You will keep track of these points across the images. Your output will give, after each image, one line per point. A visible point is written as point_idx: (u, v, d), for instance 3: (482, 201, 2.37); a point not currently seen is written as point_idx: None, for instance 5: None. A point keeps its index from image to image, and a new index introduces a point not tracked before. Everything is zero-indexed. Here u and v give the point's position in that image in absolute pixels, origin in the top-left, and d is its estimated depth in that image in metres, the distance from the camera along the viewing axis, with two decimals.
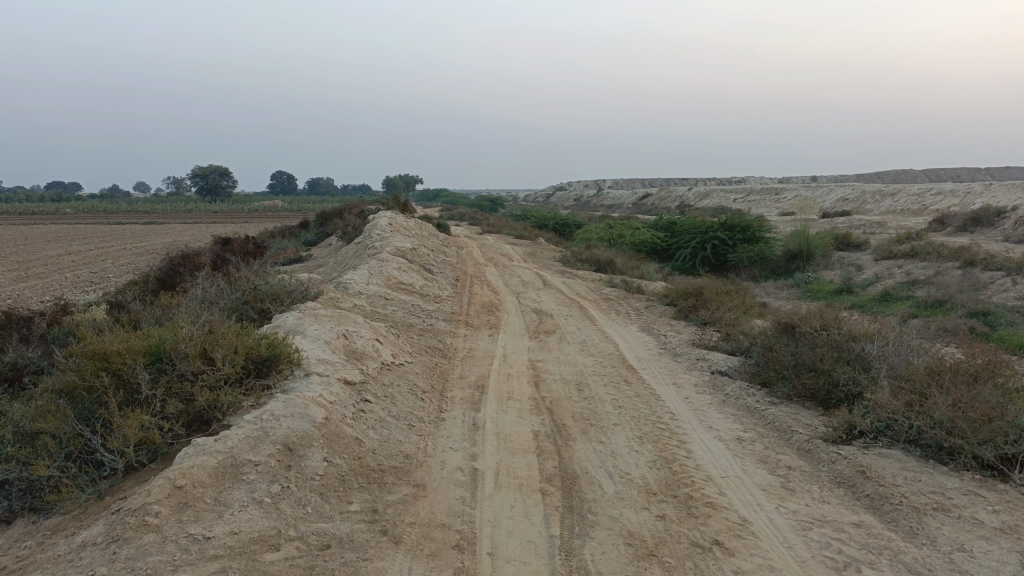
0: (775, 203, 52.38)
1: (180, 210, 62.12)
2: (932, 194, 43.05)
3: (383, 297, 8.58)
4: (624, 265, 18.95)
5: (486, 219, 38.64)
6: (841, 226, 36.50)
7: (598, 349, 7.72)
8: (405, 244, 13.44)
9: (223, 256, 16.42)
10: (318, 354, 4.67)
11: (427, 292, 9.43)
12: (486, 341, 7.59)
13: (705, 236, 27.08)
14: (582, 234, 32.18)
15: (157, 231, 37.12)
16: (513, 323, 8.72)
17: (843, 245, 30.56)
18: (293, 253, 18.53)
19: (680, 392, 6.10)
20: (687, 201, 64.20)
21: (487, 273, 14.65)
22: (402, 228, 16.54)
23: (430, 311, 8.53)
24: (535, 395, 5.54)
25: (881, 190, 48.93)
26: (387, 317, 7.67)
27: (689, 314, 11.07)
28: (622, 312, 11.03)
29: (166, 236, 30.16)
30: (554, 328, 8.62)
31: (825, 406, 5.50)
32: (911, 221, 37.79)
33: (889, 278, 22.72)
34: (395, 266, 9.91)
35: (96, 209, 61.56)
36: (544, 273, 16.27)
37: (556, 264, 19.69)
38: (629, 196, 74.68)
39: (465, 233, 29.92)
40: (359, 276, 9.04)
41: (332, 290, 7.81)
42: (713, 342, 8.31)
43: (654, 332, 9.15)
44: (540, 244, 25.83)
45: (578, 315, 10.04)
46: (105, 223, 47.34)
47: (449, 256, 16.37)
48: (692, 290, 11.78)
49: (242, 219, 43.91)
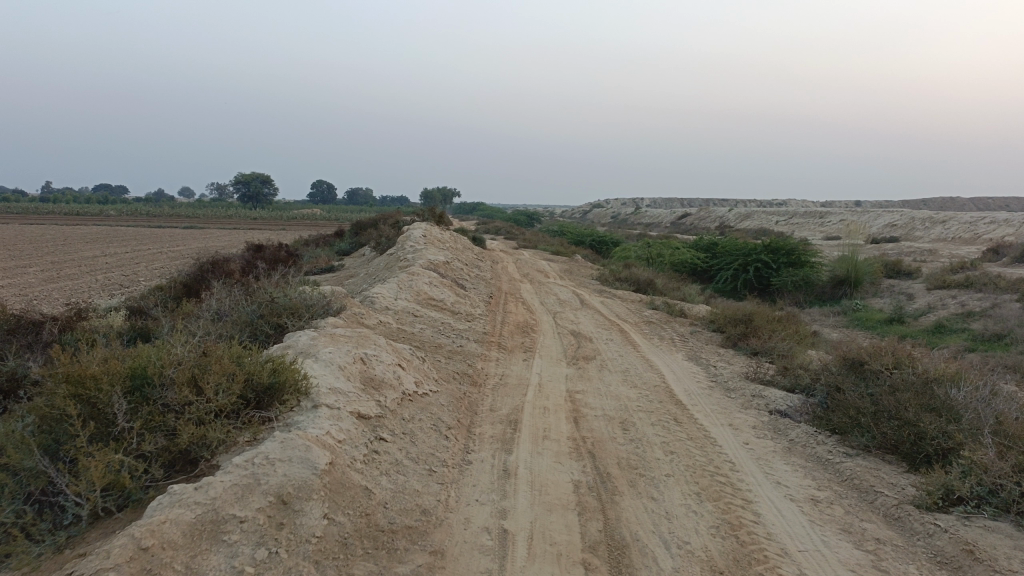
0: (818, 227, 51.07)
1: (220, 215, 62.70)
2: (984, 222, 41.47)
3: (411, 314, 8.02)
4: (664, 286, 18.22)
5: (522, 234, 38.12)
6: (889, 253, 35.21)
7: (642, 379, 7.04)
8: (438, 258, 12.91)
9: (253, 264, 16.05)
10: (330, 382, 4.08)
11: (458, 310, 8.86)
12: (520, 366, 6.98)
13: (748, 258, 26.18)
14: (619, 252, 31.47)
15: (195, 235, 37.28)
16: (550, 347, 8.09)
17: (891, 273, 29.35)
18: (325, 263, 18.13)
19: (738, 437, 5.40)
20: (727, 222, 62.97)
21: (522, 290, 14.05)
22: (436, 240, 16.03)
23: (462, 330, 7.94)
24: (574, 434, 4.88)
25: (930, 216, 47.37)
26: (414, 337, 7.09)
27: (737, 342, 10.33)
28: (665, 337, 10.33)
29: (201, 241, 30.14)
30: (593, 354, 7.96)
31: (910, 463, 4.77)
32: (962, 249, 36.37)
33: (943, 309, 21.61)
34: (426, 280, 9.35)
35: (139, 212, 62.46)
36: (581, 292, 15.62)
37: (593, 283, 19.02)
38: (668, 215, 73.70)
39: (500, 247, 29.39)
40: (388, 291, 8.49)
41: (356, 304, 7.26)
42: (769, 376, 7.57)
43: (702, 362, 8.45)
44: (576, 261, 25.17)
45: (618, 339, 9.36)
46: (146, 226, 47.82)
47: (484, 271, 15.81)
48: (740, 317, 11.04)
49: (279, 227, 44.07)
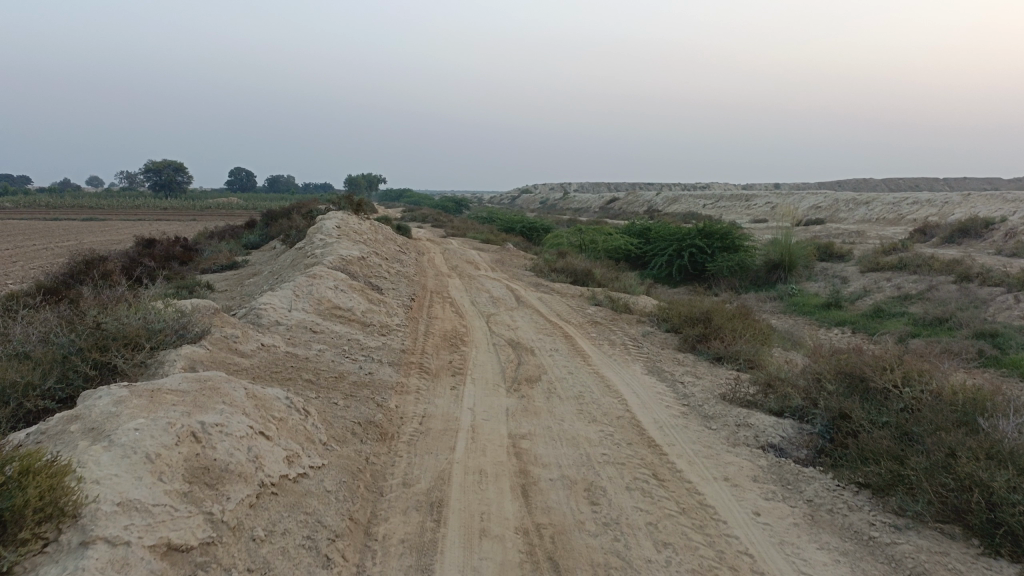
0: (746, 210, 51.00)
1: (128, 205, 58.84)
2: (907, 203, 41.85)
3: (310, 330, 6.36)
4: (602, 277, 16.91)
5: (450, 221, 36.42)
6: (818, 235, 34.92)
7: (601, 410, 5.57)
8: (351, 253, 11.20)
9: (140, 264, 13.99)
10: (120, 490, 2.44)
11: (371, 320, 7.24)
12: (447, 398, 5.44)
13: (683, 243, 25.18)
14: (551, 239, 30.17)
15: (93, 227, 34.23)
16: (484, 367, 6.55)
17: (824, 256, 28.90)
18: (226, 259, 16.13)
19: (744, 502, 3.97)
20: (655, 205, 62.60)
21: (450, 287, 12.48)
22: (352, 232, 14.25)
23: (374, 350, 6.32)
24: (525, 523, 3.36)
25: (853, 198, 47.77)
26: (308, 364, 5.43)
27: (697, 346, 9.02)
28: (614, 341, 8.95)
29: (96, 234, 27.42)
30: (538, 374, 6.46)
31: (986, 542, 3.44)
32: (889, 230, 36.43)
33: (879, 292, 21.00)
34: (331, 283, 7.67)
35: (38, 203, 57.95)
36: (515, 286, 14.14)
37: (527, 275, 17.55)
38: (595, 200, 73.03)
39: (426, 236, 27.71)
40: (280, 301, 6.79)
41: (231, 324, 5.56)
42: (750, 396, 6.22)
43: (665, 376, 7.06)
44: (507, 251, 23.67)
45: (564, 349, 7.88)
46: (40, 218, 44.12)
47: (406, 265, 14.17)
48: (697, 315, 9.72)
49: (190, 218, 41.22)
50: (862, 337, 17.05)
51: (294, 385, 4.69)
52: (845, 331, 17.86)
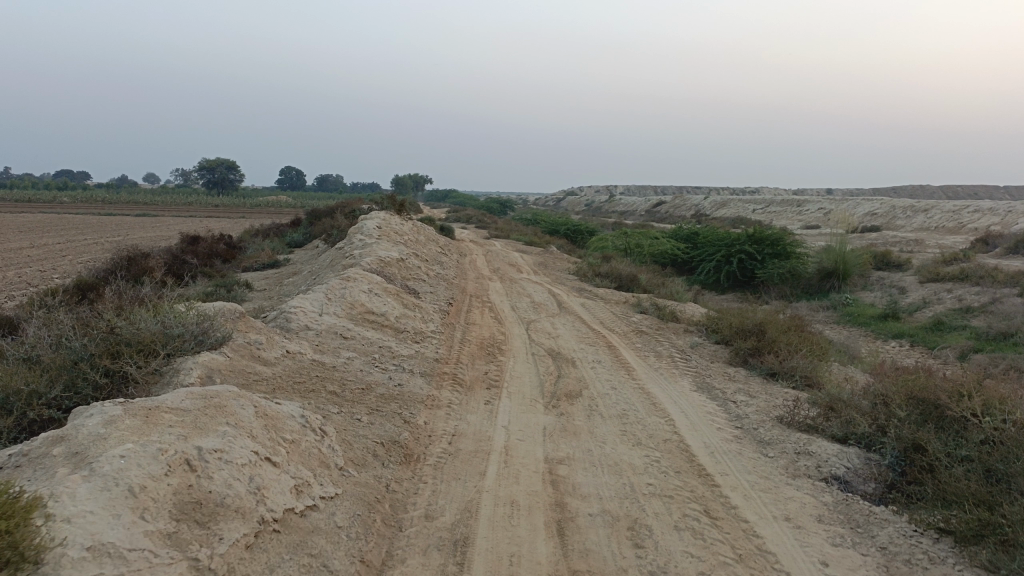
0: (797, 215, 49.68)
1: (181, 202, 60.04)
2: (968, 211, 40.22)
3: (340, 338, 6.06)
4: (648, 282, 16.40)
5: (494, 223, 36.15)
6: (873, 243, 33.70)
7: (646, 431, 5.14)
8: (390, 254, 10.93)
9: (182, 261, 13.97)
10: (94, 530, 2.12)
11: (405, 326, 6.92)
12: (481, 414, 5.08)
13: (731, 248, 24.44)
14: (596, 242, 29.67)
15: (145, 223, 34.85)
16: (522, 379, 6.16)
17: (880, 265, 27.81)
18: (267, 257, 16.06)
19: (809, 549, 3.53)
20: (703, 209, 61.48)
21: (490, 291, 12.14)
22: (393, 232, 14.02)
23: (406, 359, 5.98)
24: (559, 569, 2.97)
25: (911, 205, 46.14)
26: (335, 373, 5.12)
27: (749, 360, 8.51)
28: (661, 353, 8.49)
29: (146, 230, 27.78)
30: (579, 389, 6.05)
31: None
32: (949, 239, 35.03)
33: (939, 304, 20.00)
34: (366, 286, 7.37)
35: (95, 199, 59.51)
36: (557, 291, 13.74)
37: (570, 279, 17.10)
38: (641, 203, 72.11)
39: (470, 237, 27.47)
40: (311, 305, 6.50)
41: (256, 330, 5.27)
42: (810, 420, 5.73)
43: (716, 393, 6.59)
44: (551, 253, 23.25)
45: (607, 361, 7.45)
46: (96, 214, 45.19)
47: (447, 267, 13.89)
48: (749, 327, 9.19)
49: (239, 215, 41.75)
50: (921, 351, 16.21)
51: (317, 398, 4.38)
52: (902, 344, 17.02)
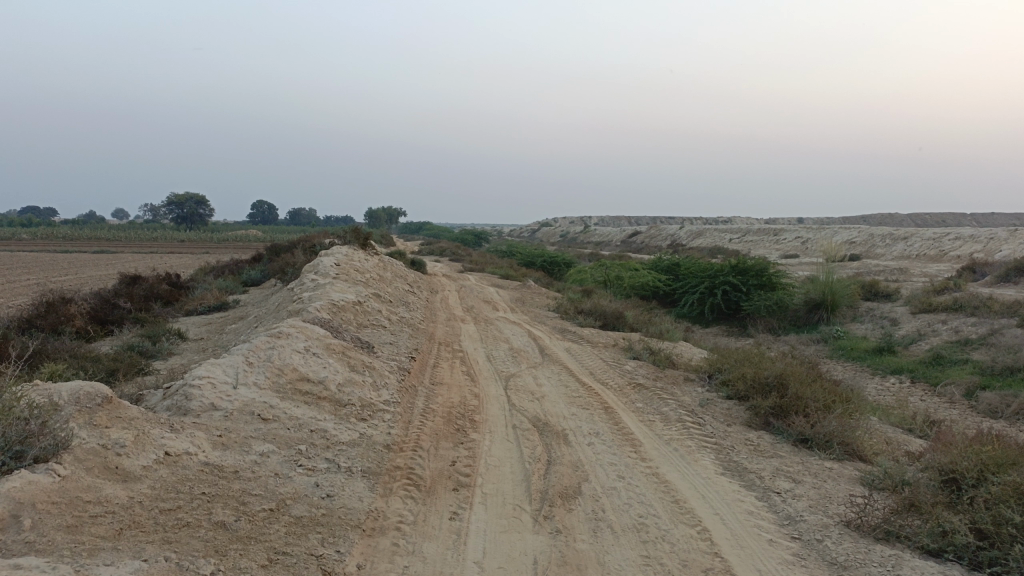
0: (776, 244, 48.90)
1: (144, 237, 57.96)
2: (949, 238, 39.52)
3: (255, 423, 4.52)
4: (634, 321, 15.00)
5: (470, 255, 34.72)
6: (858, 272, 32.69)
7: (678, 556, 3.66)
8: (345, 297, 9.41)
9: (112, 306, 12.30)
10: None
11: (350, 393, 5.40)
12: (443, 540, 3.55)
13: (715, 280, 23.21)
14: (575, 275, 28.38)
15: (101, 261, 32.94)
16: (503, 470, 4.65)
17: (869, 295, 26.67)
18: (214, 297, 14.42)
19: None
20: (679, 239, 60.69)
21: (462, 336, 10.66)
22: (352, 269, 12.53)
23: (348, 448, 4.47)
24: None
25: (890, 233, 45.46)
26: (234, 484, 3.58)
27: (772, 423, 7.07)
28: (665, 414, 7.05)
29: (93, 268, 25.94)
30: (576, 483, 4.56)
31: None
32: (933, 268, 34.15)
33: (935, 335, 18.73)
34: (301, 342, 5.85)
35: (56, 235, 57.38)
36: (537, 333, 12.29)
37: (550, 317, 15.67)
38: (617, 233, 71.19)
39: (444, 271, 25.99)
40: (222, 376, 4.95)
41: (122, 424, 3.73)
42: (887, 523, 4.27)
43: (751, 477, 5.12)
44: (528, 288, 21.85)
45: (607, 432, 5.96)
46: (54, 251, 42.93)
47: (413, 308, 12.40)
48: (768, 379, 7.75)
49: (202, 251, 39.84)
50: (923, 389, 14.91)
51: (187, 553, 2.87)
52: (902, 381, 15.75)
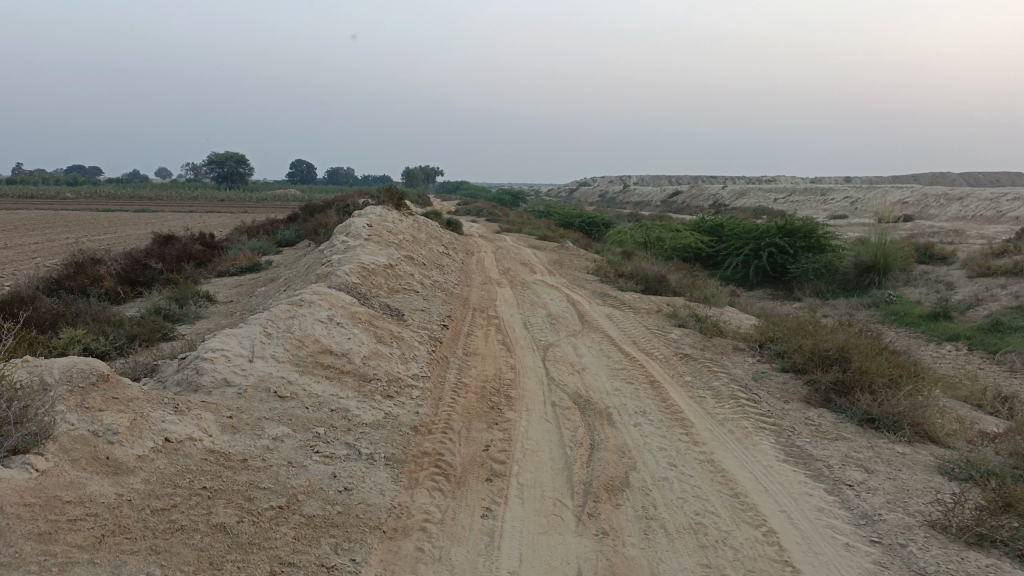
0: (822, 204, 47.38)
1: (186, 197, 58.45)
2: (1008, 199, 37.71)
3: (270, 402, 4.13)
4: (677, 285, 14.40)
5: (507, 215, 34.17)
6: (910, 235, 31.36)
7: (742, 566, 3.19)
8: (376, 260, 9.00)
9: (143, 267, 12.09)
10: None
11: (375, 367, 4.97)
12: (473, 545, 3.12)
13: (760, 241, 22.36)
14: (615, 236, 27.72)
15: (142, 220, 33.14)
16: (542, 456, 4.21)
17: (923, 258, 25.53)
18: (247, 258, 14.17)
19: None
20: (721, 199, 59.23)
21: (498, 300, 10.22)
22: (386, 231, 12.12)
23: (371, 431, 4.06)
24: None
25: (945, 193, 43.63)
26: (240, 476, 3.19)
27: (833, 401, 6.52)
28: (716, 389, 6.53)
29: (133, 228, 26.01)
30: (623, 473, 4.09)
31: None
32: (990, 229, 32.63)
33: (994, 300, 17.75)
34: (325, 311, 5.43)
35: (100, 194, 58.14)
36: (576, 297, 11.80)
37: (590, 280, 15.15)
38: (657, 193, 69.81)
39: (481, 232, 25.53)
40: (237, 348, 4.56)
41: (117, 407, 3.34)
42: (981, 527, 3.73)
43: (817, 466, 4.60)
44: (567, 249, 21.30)
45: (654, 410, 5.47)
46: (97, 210, 43.41)
47: (448, 271, 11.98)
48: (828, 353, 7.17)
49: (242, 211, 39.98)
50: (981, 357, 14.09)
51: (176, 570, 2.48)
52: (959, 348, 14.93)
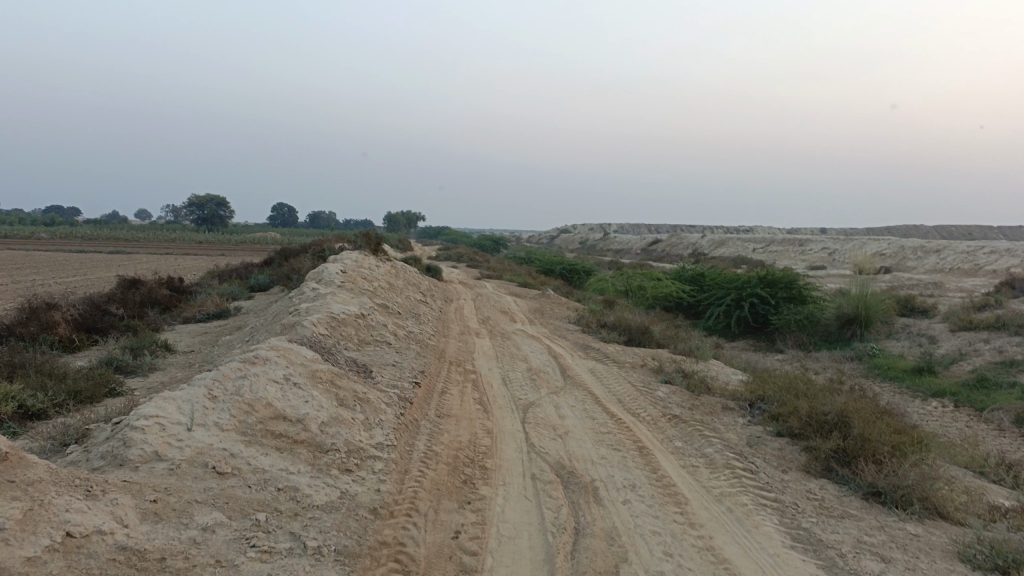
0: (801, 255, 47.56)
1: (162, 237, 57.61)
2: (984, 252, 37.96)
3: (206, 480, 3.59)
4: (660, 336, 13.96)
5: (488, 261, 33.80)
6: (890, 287, 31.25)
7: None
8: (346, 309, 8.46)
9: (102, 312, 11.46)
10: None
11: (334, 436, 4.42)
12: None
13: (742, 292, 22.07)
14: (596, 284, 27.39)
15: (115, 260, 32.38)
16: (520, 545, 3.68)
17: (904, 311, 25.35)
18: (215, 303, 13.56)
19: None
20: (701, 248, 59.42)
21: (476, 352, 9.70)
22: (360, 277, 11.61)
23: (322, 516, 3.52)
24: None
25: (922, 245, 43.94)
26: None
27: (835, 471, 6.04)
28: (710, 456, 6.03)
29: (104, 269, 25.32)
30: (613, 567, 3.56)
31: None
32: (969, 282, 32.68)
33: (977, 355, 17.43)
34: (281, 369, 4.89)
35: (74, 234, 57.15)
36: (556, 349, 11.30)
37: (571, 330, 14.68)
38: (638, 241, 69.99)
39: (461, 278, 25.08)
40: (174, 415, 4.01)
41: (11, 494, 2.78)
42: None
43: (829, 555, 4.09)
44: (548, 297, 20.86)
45: (645, 484, 4.96)
46: (70, 250, 42.53)
47: (423, 320, 11.46)
48: (826, 417, 6.71)
49: (219, 252, 39.33)
50: (968, 414, 13.68)
51: None
52: (945, 403, 14.51)
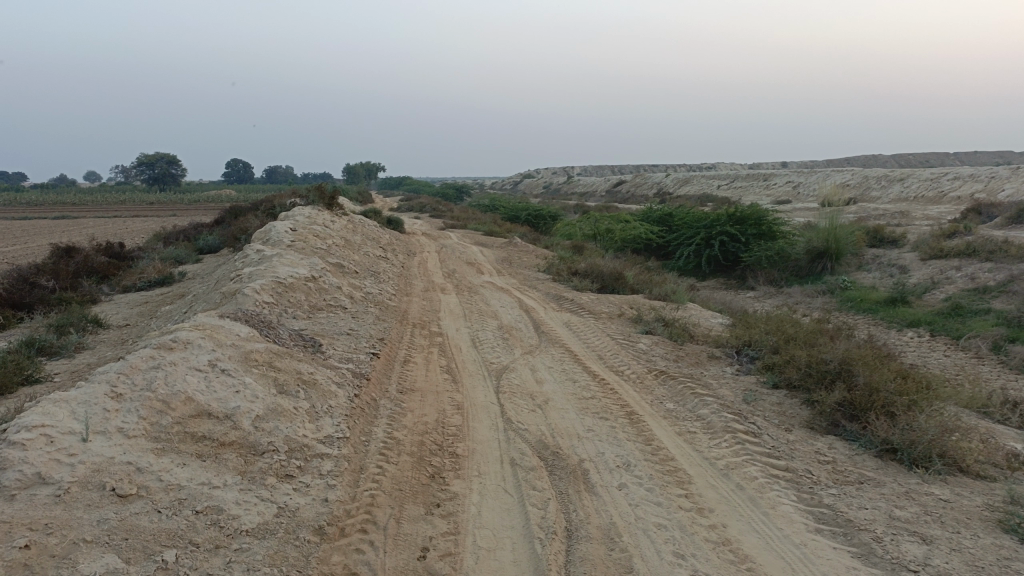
0: (766, 190, 47.22)
1: (110, 200, 55.31)
2: (947, 179, 37.80)
3: (102, 509, 2.82)
4: (632, 282, 13.28)
5: (451, 210, 32.80)
6: (858, 218, 30.92)
7: None
8: (295, 273, 7.62)
9: (28, 286, 10.44)
10: None
11: (269, 433, 3.67)
12: None
13: (712, 230, 21.48)
14: (564, 229, 26.64)
15: (59, 227, 30.70)
16: (502, 562, 3.00)
17: (874, 242, 25.02)
18: (157, 270, 12.56)
19: None
20: (665, 187, 58.85)
21: (440, 312, 8.94)
22: (312, 235, 10.72)
23: (251, 546, 2.80)
24: None
25: (885, 175, 43.76)
26: None
27: (843, 427, 5.46)
28: (706, 420, 5.40)
29: (46, 236, 23.89)
30: None
31: None
32: (934, 210, 32.48)
33: (950, 283, 17.06)
34: (207, 354, 4.10)
35: (18, 200, 54.61)
36: (525, 302, 10.57)
37: (541, 280, 13.96)
38: (602, 183, 69.14)
39: (424, 229, 24.14)
40: (65, 423, 3.21)
41: None
42: None
43: (862, 540, 3.49)
44: (515, 245, 20.05)
45: (640, 461, 4.31)
46: (12, 218, 40.51)
47: (382, 278, 10.63)
48: (828, 368, 6.10)
49: (172, 213, 37.75)
50: (945, 343, 13.26)
51: None
52: (920, 334, 14.07)
